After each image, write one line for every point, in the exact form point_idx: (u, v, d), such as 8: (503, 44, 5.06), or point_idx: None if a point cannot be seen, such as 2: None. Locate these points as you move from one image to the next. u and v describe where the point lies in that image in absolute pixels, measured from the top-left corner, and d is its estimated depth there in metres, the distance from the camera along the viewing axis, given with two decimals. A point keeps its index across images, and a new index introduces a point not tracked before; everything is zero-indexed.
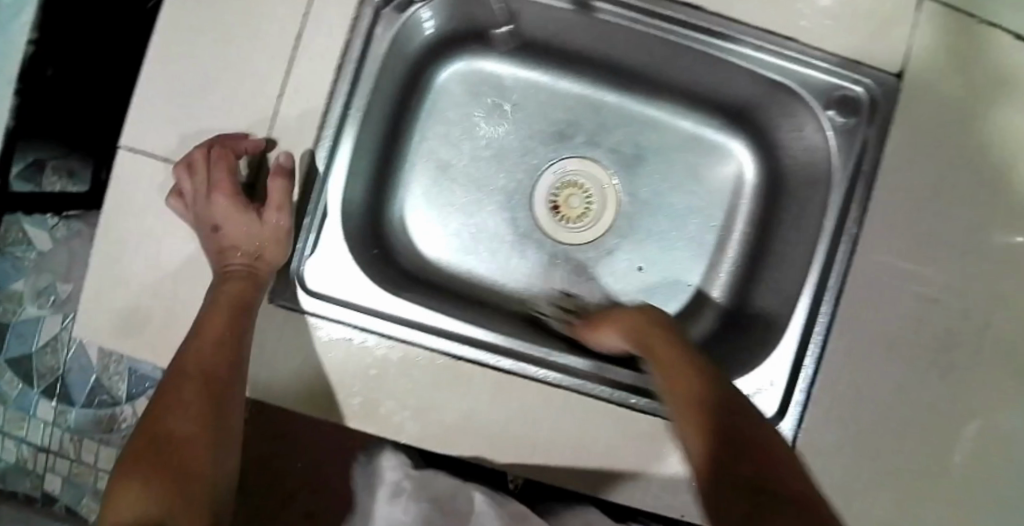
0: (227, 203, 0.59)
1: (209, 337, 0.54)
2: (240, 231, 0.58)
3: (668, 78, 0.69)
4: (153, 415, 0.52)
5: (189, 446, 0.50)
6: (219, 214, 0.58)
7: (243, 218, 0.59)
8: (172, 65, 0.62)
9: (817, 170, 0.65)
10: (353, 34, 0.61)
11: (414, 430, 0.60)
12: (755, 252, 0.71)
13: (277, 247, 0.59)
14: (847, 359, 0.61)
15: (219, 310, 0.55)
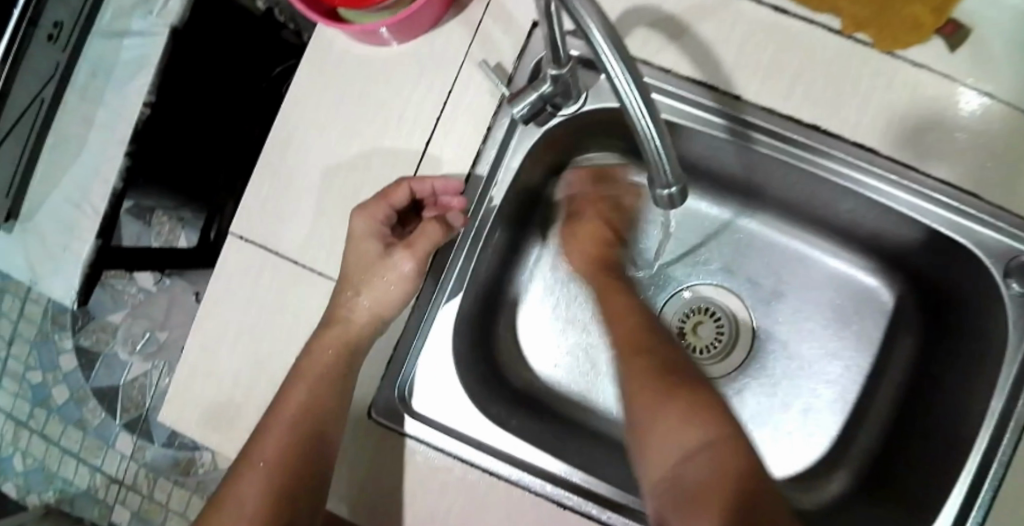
0: (370, 226, 0.56)
1: (299, 399, 0.54)
2: (364, 256, 0.56)
3: (818, 215, 0.63)
4: (249, 450, 0.54)
5: (263, 491, 0.53)
6: (364, 238, 0.56)
7: (370, 254, 0.56)
8: (299, 154, 0.60)
9: (983, 339, 0.57)
10: (484, 146, 0.57)
11: None
12: (898, 417, 0.62)
13: (385, 287, 0.57)
14: None
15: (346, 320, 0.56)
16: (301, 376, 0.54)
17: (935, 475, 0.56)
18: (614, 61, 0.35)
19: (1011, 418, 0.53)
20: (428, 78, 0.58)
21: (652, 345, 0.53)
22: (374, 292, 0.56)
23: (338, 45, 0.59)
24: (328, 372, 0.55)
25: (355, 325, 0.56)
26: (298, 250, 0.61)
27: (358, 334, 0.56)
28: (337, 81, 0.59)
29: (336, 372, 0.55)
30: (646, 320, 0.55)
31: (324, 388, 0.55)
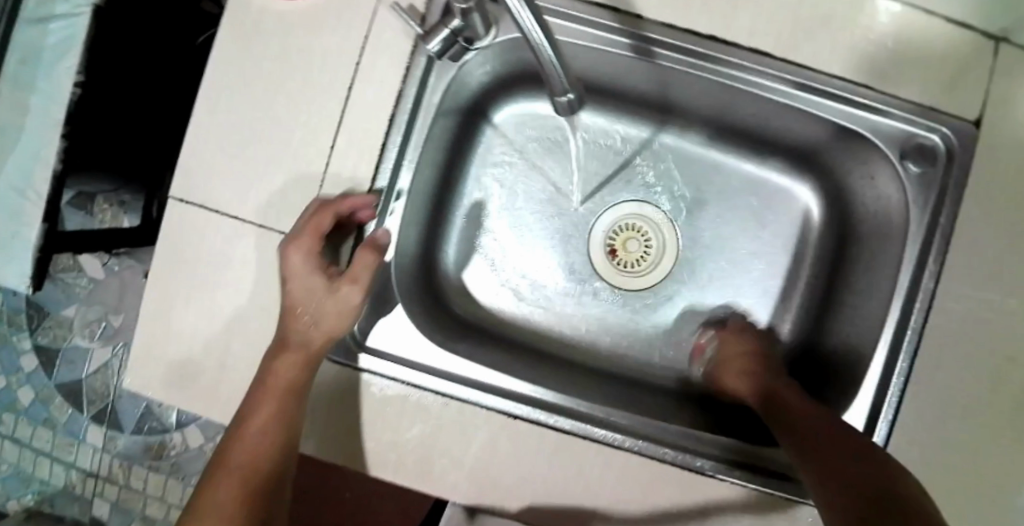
0: (310, 259, 0.57)
1: (268, 409, 0.55)
2: (309, 289, 0.57)
3: (728, 123, 0.68)
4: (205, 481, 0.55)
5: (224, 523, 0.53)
6: (303, 272, 0.57)
7: (315, 287, 0.57)
8: (227, 113, 0.62)
9: (889, 220, 0.63)
10: (405, 86, 0.60)
11: (474, 481, 0.60)
12: (820, 302, 0.68)
13: (336, 315, 0.57)
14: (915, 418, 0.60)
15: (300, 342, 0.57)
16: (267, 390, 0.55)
17: (859, 348, 0.63)
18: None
19: (921, 289, 0.60)
20: (347, 25, 0.60)
21: (774, 395, 0.57)
22: (324, 323, 0.57)
23: (256, 1, 0.61)
24: (287, 386, 0.56)
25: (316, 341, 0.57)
26: (239, 206, 0.62)
27: (316, 352, 0.57)
28: (256, 38, 0.61)
29: (291, 388, 0.56)
30: (750, 368, 0.62)
31: (280, 401, 0.56)
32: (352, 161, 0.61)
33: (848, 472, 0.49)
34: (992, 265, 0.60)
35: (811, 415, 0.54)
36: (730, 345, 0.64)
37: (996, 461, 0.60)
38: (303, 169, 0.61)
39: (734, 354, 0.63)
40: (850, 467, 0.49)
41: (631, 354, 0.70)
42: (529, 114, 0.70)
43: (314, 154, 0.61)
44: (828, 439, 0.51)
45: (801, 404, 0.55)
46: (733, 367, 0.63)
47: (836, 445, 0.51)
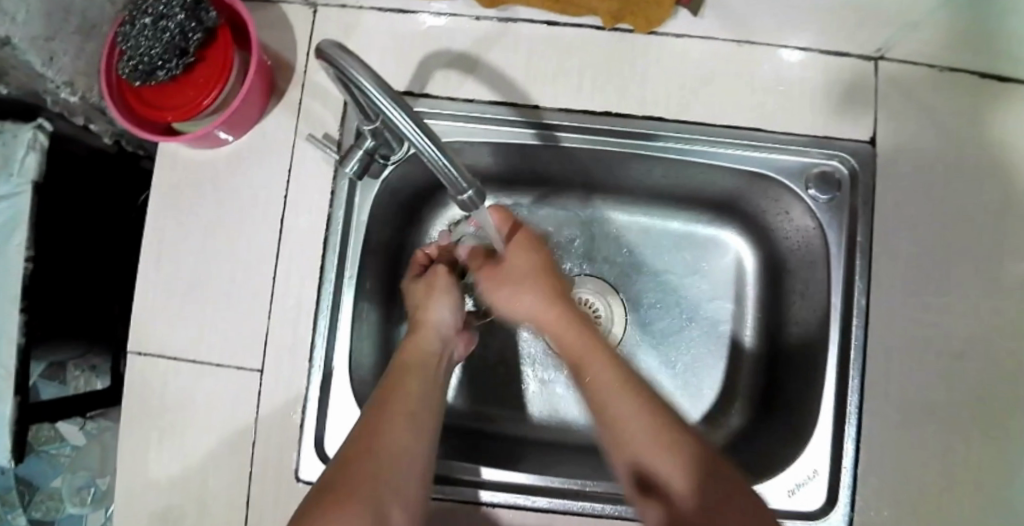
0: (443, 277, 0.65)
1: (399, 408, 0.54)
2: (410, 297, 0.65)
3: (648, 189, 0.72)
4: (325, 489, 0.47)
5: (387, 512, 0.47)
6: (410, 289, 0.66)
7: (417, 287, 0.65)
8: (174, 262, 0.65)
9: (809, 250, 0.67)
10: (333, 210, 0.63)
11: None
12: (770, 339, 0.72)
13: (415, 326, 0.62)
14: (871, 429, 0.62)
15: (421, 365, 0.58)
16: (380, 409, 0.53)
17: (809, 371, 0.66)
18: (385, 101, 0.43)
19: (855, 308, 0.63)
20: (271, 163, 0.65)
21: (582, 349, 0.57)
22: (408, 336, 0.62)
23: (185, 156, 0.66)
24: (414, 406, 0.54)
25: (427, 324, 0.62)
26: (194, 349, 0.64)
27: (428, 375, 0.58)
28: (193, 189, 0.65)
29: (407, 388, 0.56)
30: (541, 298, 0.61)
31: (410, 407, 0.54)
32: (296, 287, 0.63)
33: (655, 440, 0.50)
34: (912, 272, 0.64)
35: (614, 386, 0.53)
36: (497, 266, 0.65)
37: (963, 456, 0.62)
38: (249, 301, 0.64)
39: (519, 267, 0.64)
40: (656, 448, 0.50)
41: None
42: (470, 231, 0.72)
43: (256, 284, 0.64)
44: (639, 414, 0.51)
45: (614, 378, 0.54)
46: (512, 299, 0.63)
47: (642, 424, 0.51)
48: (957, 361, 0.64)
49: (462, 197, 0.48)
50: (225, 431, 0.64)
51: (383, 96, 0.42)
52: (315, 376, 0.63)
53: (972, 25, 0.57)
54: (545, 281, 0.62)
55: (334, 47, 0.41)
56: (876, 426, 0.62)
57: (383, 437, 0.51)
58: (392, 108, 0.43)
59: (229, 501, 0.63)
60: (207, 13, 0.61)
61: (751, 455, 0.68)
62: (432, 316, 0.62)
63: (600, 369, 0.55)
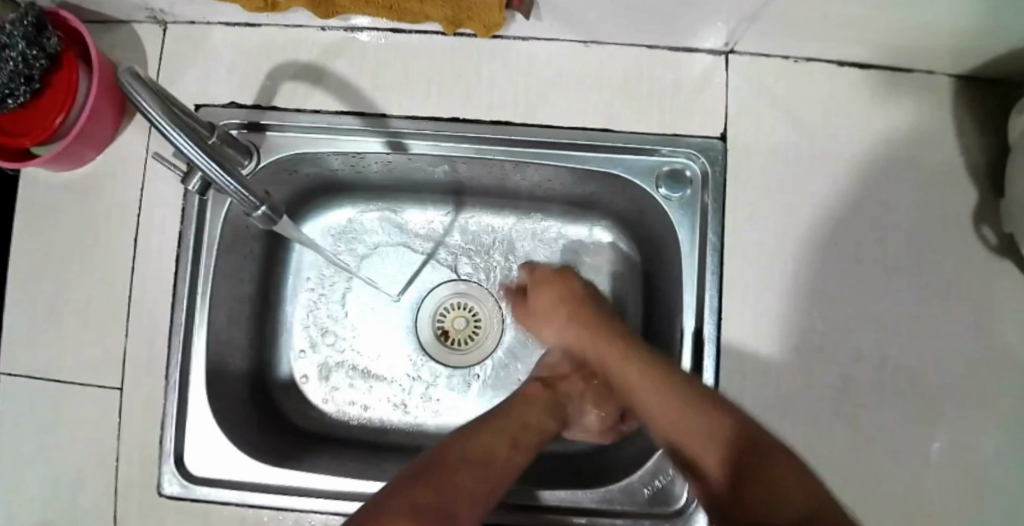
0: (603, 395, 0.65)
1: (476, 446, 0.54)
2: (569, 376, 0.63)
3: (514, 190, 0.71)
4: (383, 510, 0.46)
5: None
6: (549, 302, 0.67)
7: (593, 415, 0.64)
8: (38, 283, 0.66)
9: (666, 249, 0.67)
10: (185, 226, 0.63)
11: None
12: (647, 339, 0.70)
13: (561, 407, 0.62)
14: None
15: (512, 422, 0.58)
16: (452, 445, 0.54)
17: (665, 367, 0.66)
18: (146, 98, 0.45)
19: (705, 305, 0.63)
20: (126, 181, 0.65)
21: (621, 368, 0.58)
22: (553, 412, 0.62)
23: (45, 180, 0.67)
24: (490, 449, 0.54)
25: (539, 406, 0.61)
26: (58, 369, 0.65)
27: (512, 435, 0.57)
28: (56, 211, 0.66)
29: (489, 444, 0.55)
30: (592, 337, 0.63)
31: (498, 448, 0.55)
32: (151, 305, 0.64)
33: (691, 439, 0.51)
34: (769, 267, 0.63)
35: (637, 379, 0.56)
36: (541, 275, 0.68)
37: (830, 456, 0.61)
38: (109, 320, 0.64)
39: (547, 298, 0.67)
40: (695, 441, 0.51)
41: None
42: (374, 239, 0.74)
43: (114, 304, 0.64)
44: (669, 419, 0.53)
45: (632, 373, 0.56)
46: (551, 325, 0.66)
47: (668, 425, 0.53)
48: (821, 358, 0.62)
49: (256, 213, 0.57)
50: (90, 449, 0.64)
51: (144, 93, 0.45)
52: (171, 393, 0.63)
53: (806, 16, 0.56)
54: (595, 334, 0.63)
55: (132, 74, 0.46)
56: None
57: (448, 476, 0.50)
58: (153, 106, 0.46)
59: (98, 516, 0.64)
60: (49, 40, 0.59)
61: (621, 464, 0.66)
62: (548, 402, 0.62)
63: (663, 407, 0.53)
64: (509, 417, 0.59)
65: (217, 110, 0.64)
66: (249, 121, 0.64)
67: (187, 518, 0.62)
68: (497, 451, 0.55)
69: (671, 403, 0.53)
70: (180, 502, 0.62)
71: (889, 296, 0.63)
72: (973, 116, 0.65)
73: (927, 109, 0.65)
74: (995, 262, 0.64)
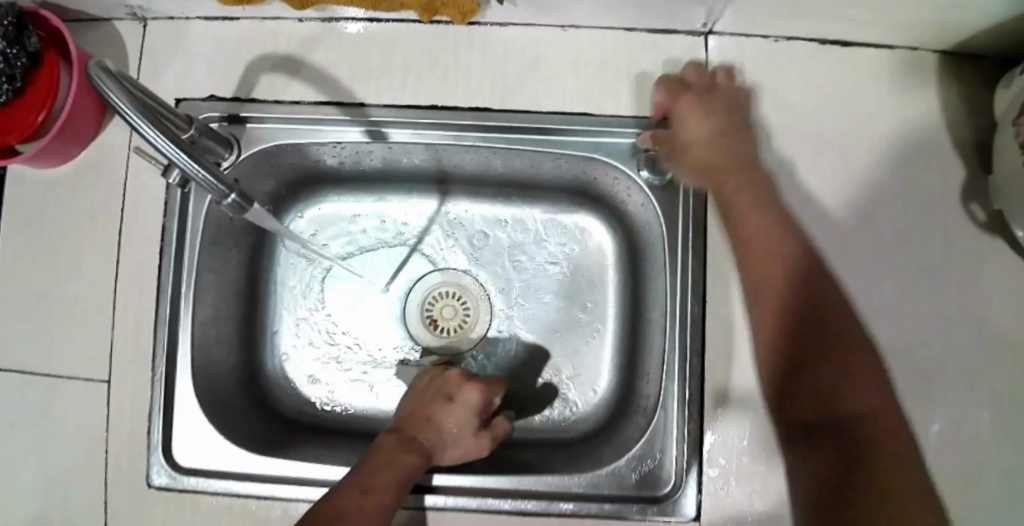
0: (472, 395, 0.62)
1: (371, 491, 0.53)
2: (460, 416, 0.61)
3: (498, 177, 0.70)
4: None
5: None
6: (704, 132, 0.57)
7: (466, 417, 0.61)
8: (25, 278, 0.66)
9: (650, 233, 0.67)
10: (169, 219, 0.64)
11: None
12: (633, 324, 0.69)
13: (464, 419, 0.61)
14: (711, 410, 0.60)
15: (395, 453, 0.57)
16: (336, 497, 0.53)
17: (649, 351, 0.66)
18: (115, 90, 0.45)
19: (688, 289, 0.62)
20: (110, 175, 0.66)
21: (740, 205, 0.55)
22: (449, 438, 0.60)
23: (30, 178, 0.67)
24: (387, 485, 0.54)
25: (429, 436, 0.60)
26: (47, 362, 0.66)
27: (403, 471, 0.56)
28: (40, 206, 0.67)
29: (372, 484, 0.54)
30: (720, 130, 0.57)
31: (389, 487, 0.54)
32: (137, 298, 0.64)
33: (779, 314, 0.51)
34: None
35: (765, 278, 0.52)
36: (686, 90, 0.58)
37: None
38: (96, 313, 0.65)
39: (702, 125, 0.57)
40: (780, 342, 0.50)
41: None
42: (359, 229, 0.74)
43: (101, 297, 0.65)
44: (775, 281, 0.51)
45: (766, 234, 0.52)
46: (691, 161, 0.58)
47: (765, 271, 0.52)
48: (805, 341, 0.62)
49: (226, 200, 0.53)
50: (80, 441, 0.65)
51: (114, 87, 0.45)
52: (157, 384, 0.63)
53: None
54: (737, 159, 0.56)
55: (103, 69, 0.46)
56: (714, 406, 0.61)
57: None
58: (121, 97, 0.45)
59: (89, 508, 0.65)
60: (30, 38, 0.60)
61: (607, 448, 0.65)
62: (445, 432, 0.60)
63: (765, 244, 0.52)
64: (388, 450, 0.58)
65: (197, 103, 0.65)
66: (230, 114, 0.64)
67: (176, 509, 0.63)
68: (383, 482, 0.54)
69: (773, 256, 0.51)
70: (170, 493, 0.63)
71: (874, 274, 0.63)
72: (958, 92, 0.65)
73: (910, 87, 0.65)
74: (981, 239, 0.64)
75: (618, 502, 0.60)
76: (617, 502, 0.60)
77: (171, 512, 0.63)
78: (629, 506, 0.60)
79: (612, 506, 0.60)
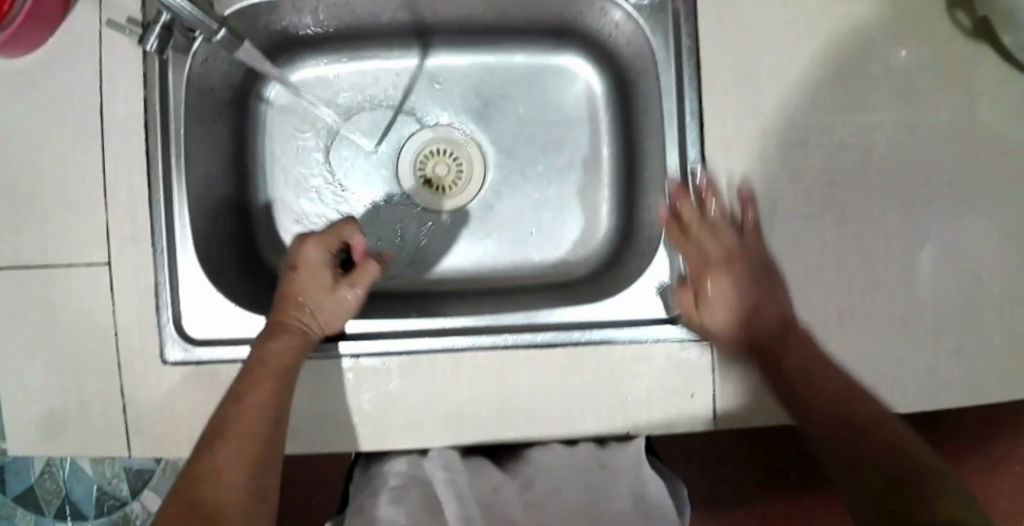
0: (320, 258, 0.64)
1: (265, 385, 0.56)
2: (314, 281, 0.63)
3: (480, 23, 0.69)
4: (181, 488, 0.50)
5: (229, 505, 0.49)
6: (720, 276, 0.59)
7: (321, 280, 0.63)
8: (12, 170, 0.65)
9: (644, 62, 0.65)
10: (149, 92, 0.62)
11: (339, 426, 0.61)
12: (629, 156, 0.69)
13: (317, 290, 0.63)
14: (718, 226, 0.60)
15: (278, 340, 0.59)
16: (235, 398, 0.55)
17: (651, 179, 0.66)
18: None
19: (685, 111, 0.61)
20: (84, 55, 0.63)
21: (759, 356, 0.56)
22: (323, 308, 0.62)
23: (2, 67, 0.65)
24: (279, 370, 0.57)
25: (292, 315, 0.61)
26: (45, 252, 0.64)
27: (290, 357, 0.58)
28: (14, 94, 0.64)
29: (262, 376, 0.56)
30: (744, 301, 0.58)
31: (278, 378, 0.56)
32: (128, 178, 0.63)
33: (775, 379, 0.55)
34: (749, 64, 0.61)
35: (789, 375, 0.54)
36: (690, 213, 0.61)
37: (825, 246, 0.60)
38: (88, 197, 0.63)
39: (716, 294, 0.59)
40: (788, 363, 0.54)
41: (484, 268, 0.71)
42: (344, 95, 0.72)
43: (91, 180, 0.63)
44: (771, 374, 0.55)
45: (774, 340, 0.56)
46: (728, 312, 0.58)
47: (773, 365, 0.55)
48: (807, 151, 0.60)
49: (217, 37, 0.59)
50: (89, 328, 0.64)
51: None
52: (161, 258, 0.63)
53: None
54: (748, 316, 0.57)
55: None
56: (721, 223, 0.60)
57: (229, 427, 0.53)
58: None
59: (107, 392, 0.64)
60: None
61: (615, 276, 0.66)
62: (303, 305, 0.62)
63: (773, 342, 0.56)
64: (263, 340, 0.59)
65: None
66: None
67: (195, 382, 0.63)
68: (268, 373, 0.56)
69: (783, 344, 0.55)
70: (187, 367, 0.63)
71: (875, 80, 0.61)
72: None
73: None
74: None
75: (635, 327, 0.61)
76: (634, 328, 0.61)
77: (191, 385, 0.63)
78: (645, 329, 0.61)
79: (629, 331, 0.61)
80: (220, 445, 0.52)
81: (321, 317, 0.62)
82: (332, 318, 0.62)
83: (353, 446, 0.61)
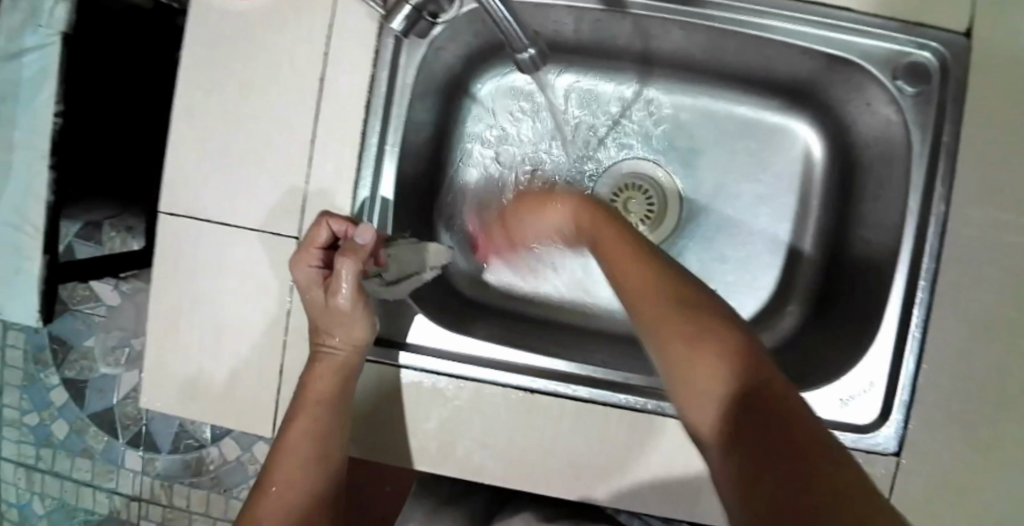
0: (311, 275, 0.57)
1: (309, 423, 0.58)
2: (316, 299, 0.58)
3: (711, 65, 0.66)
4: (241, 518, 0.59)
5: None
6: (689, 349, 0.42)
7: (319, 300, 0.58)
8: (208, 118, 0.61)
9: (887, 149, 0.61)
10: (376, 70, 0.59)
11: (500, 454, 0.60)
12: (836, 239, 0.67)
13: (322, 307, 0.58)
14: (937, 346, 0.57)
15: (323, 371, 0.58)
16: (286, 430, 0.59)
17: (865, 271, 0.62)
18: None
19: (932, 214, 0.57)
20: (310, 14, 0.59)
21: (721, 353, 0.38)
22: (335, 327, 0.58)
23: (217, 6, 0.60)
24: (324, 402, 0.58)
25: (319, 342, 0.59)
26: (226, 210, 0.61)
27: (336, 391, 0.58)
28: (226, 40, 0.60)
29: (308, 412, 0.58)
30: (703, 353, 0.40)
31: (324, 411, 0.58)
32: (334, 155, 0.59)
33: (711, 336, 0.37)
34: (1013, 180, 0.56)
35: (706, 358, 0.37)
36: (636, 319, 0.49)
37: None
38: (287, 165, 0.60)
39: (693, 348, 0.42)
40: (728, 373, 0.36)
41: None
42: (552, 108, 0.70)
43: (293, 148, 0.60)
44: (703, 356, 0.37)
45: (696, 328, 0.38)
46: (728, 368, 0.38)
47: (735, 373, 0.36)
48: None
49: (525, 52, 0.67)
50: (258, 299, 0.62)
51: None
52: None
53: None
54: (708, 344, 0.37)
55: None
56: (941, 343, 0.57)
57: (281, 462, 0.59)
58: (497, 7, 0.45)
59: (263, 367, 0.62)
60: None
61: (799, 358, 0.65)
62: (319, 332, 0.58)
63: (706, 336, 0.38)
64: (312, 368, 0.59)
65: None
66: None
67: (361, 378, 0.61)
68: (314, 412, 0.58)
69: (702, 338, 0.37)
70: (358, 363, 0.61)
71: None
72: None
73: None
74: None
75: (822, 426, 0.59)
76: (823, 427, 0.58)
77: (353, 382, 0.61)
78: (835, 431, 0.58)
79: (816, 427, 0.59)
80: (261, 489, 0.59)
81: (339, 339, 0.58)
82: (350, 329, 0.58)
83: (510, 478, 0.60)
